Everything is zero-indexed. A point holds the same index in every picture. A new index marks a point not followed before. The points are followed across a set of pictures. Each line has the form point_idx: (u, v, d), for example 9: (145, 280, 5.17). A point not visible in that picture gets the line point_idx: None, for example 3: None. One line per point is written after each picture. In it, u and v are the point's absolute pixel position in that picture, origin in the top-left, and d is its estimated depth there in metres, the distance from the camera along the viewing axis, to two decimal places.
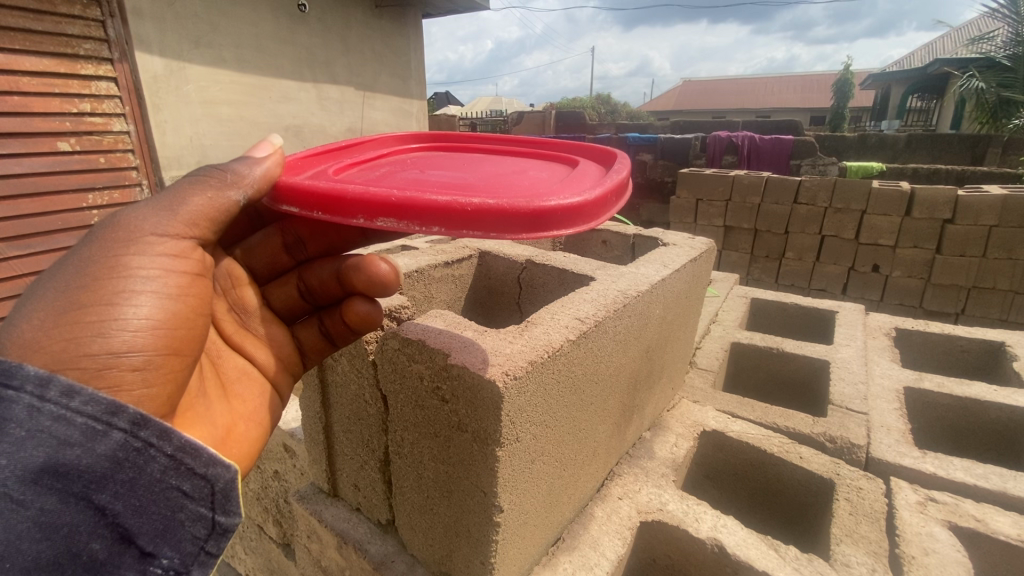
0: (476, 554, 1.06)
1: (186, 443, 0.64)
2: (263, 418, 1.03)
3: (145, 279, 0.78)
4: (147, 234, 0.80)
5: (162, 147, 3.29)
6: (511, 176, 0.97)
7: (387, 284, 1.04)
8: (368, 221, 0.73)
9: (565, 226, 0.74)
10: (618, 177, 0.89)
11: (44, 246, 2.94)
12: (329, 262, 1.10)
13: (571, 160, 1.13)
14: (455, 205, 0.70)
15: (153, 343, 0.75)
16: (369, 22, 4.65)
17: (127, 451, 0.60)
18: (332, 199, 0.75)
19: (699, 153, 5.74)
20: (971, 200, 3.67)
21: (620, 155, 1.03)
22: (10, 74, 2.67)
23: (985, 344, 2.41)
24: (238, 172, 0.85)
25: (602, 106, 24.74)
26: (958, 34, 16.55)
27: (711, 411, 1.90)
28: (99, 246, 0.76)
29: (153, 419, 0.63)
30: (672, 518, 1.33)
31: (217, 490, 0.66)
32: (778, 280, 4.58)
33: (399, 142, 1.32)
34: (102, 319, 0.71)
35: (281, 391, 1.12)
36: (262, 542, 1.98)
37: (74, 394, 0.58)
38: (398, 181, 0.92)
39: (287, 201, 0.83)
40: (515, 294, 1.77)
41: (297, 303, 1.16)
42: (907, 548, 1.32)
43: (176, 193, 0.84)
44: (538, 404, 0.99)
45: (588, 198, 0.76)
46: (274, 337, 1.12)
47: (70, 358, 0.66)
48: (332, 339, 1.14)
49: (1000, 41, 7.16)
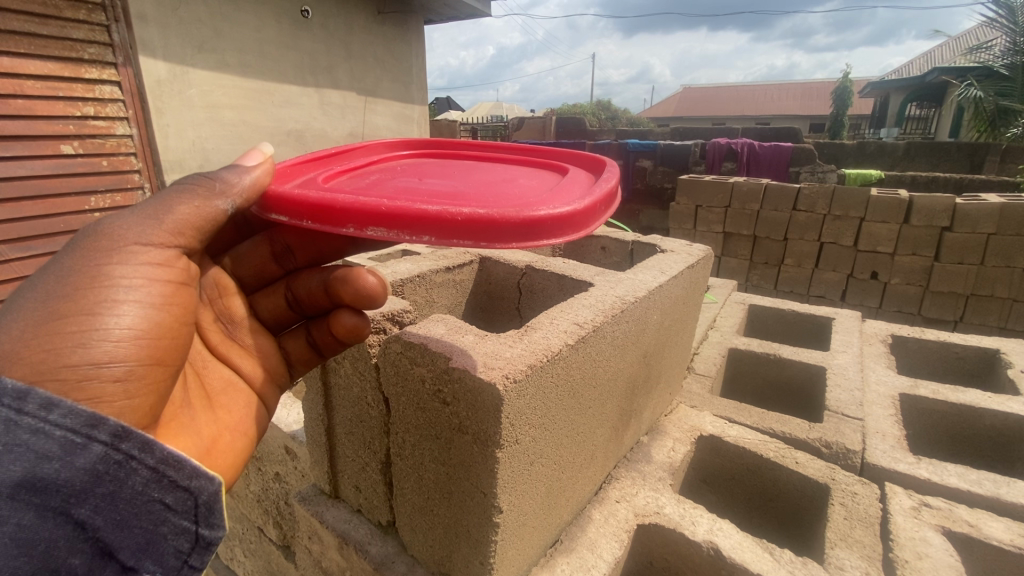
0: (474, 555, 1.08)
1: (168, 454, 0.66)
2: (248, 428, 1.05)
3: (127, 289, 0.80)
4: (132, 243, 0.82)
5: (164, 150, 3.32)
6: (501, 184, 0.99)
7: (374, 297, 1.06)
8: (358, 230, 0.75)
9: (557, 234, 0.76)
10: (607, 186, 0.91)
11: (46, 248, 2.96)
12: (316, 273, 1.12)
13: (562, 168, 1.16)
14: (445, 215, 0.72)
15: (135, 353, 0.78)
16: (372, 27, 4.71)
17: (107, 464, 0.61)
18: (323, 208, 0.77)
19: (699, 160, 5.73)
20: (969, 208, 3.70)
21: (609, 164, 1.06)
22: (15, 77, 2.69)
23: (980, 352, 2.43)
24: (226, 180, 0.87)
25: (602, 112, 24.94)
26: (958, 44, 16.66)
27: (708, 416, 1.92)
28: (81, 254, 0.78)
29: (135, 432, 0.64)
30: (669, 520, 1.35)
31: (201, 503, 0.68)
32: (777, 287, 4.62)
33: (390, 149, 1.34)
34: (82, 328, 0.73)
35: (266, 402, 1.14)
36: (263, 544, 1.99)
37: (53, 407, 0.60)
38: (388, 190, 0.95)
39: (275, 210, 0.85)
40: (515, 299, 1.80)
41: (284, 313, 1.18)
42: (900, 553, 1.34)
43: (163, 200, 0.86)
44: (537, 407, 1.01)
45: (577, 207, 0.79)
46: (261, 348, 1.15)
47: (51, 369, 0.68)
48: (320, 350, 1.17)
49: (998, 50, 7.22)
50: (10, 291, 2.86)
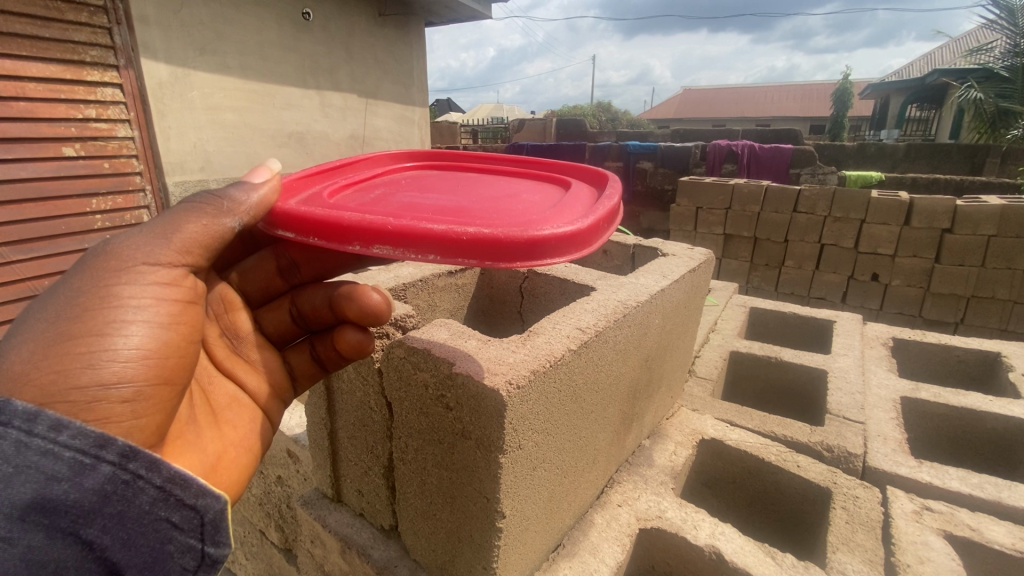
0: (477, 559, 1.08)
1: (176, 473, 0.66)
2: (253, 444, 1.06)
3: (135, 308, 0.80)
4: (140, 263, 0.82)
5: (166, 153, 3.33)
6: (504, 200, 1.00)
7: (378, 314, 1.07)
8: (364, 247, 0.76)
9: (559, 254, 0.77)
10: (610, 204, 0.92)
11: (48, 250, 2.96)
12: (320, 289, 1.13)
13: (565, 183, 1.16)
14: (450, 234, 0.73)
15: (143, 373, 0.78)
16: (373, 30, 4.72)
17: (115, 484, 0.62)
18: (329, 225, 0.78)
19: (699, 162, 5.69)
20: (970, 210, 3.71)
21: (612, 180, 1.07)
22: (17, 80, 2.70)
23: (981, 355, 2.44)
24: (234, 199, 0.88)
25: (602, 113, 24.96)
26: (957, 45, 16.67)
27: (710, 419, 1.92)
28: (89, 275, 0.78)
29: (143, 451, 0.64)
30: (671, 525, 1.35)
31: (207, 521, 0.69)
32: (778, 288, 4.62)
33: (394, 161, 1.34)
34: (91, 349, 0.73)
35: (272, 417, 1.14)
36: (265, 547, 2.00)
37: (62, 428, 0.60)
38: (392, 205, 0.95)
39: (282, 227, 0.86)
40: (517, 303, 1.83)
41: (289, 328, 1.19)
42: (902, 556, 1.34)
43: (171, 219, 0.87)
44: (540, 412, 1.01)
45: (581, 226, 0.79)
46: (266, 363, 1.15)
47: (60, 391, 0.68)
48: (324, 365, 1.18)
49: (998, 52, 7.19)
50: (10, 293, 2.86)
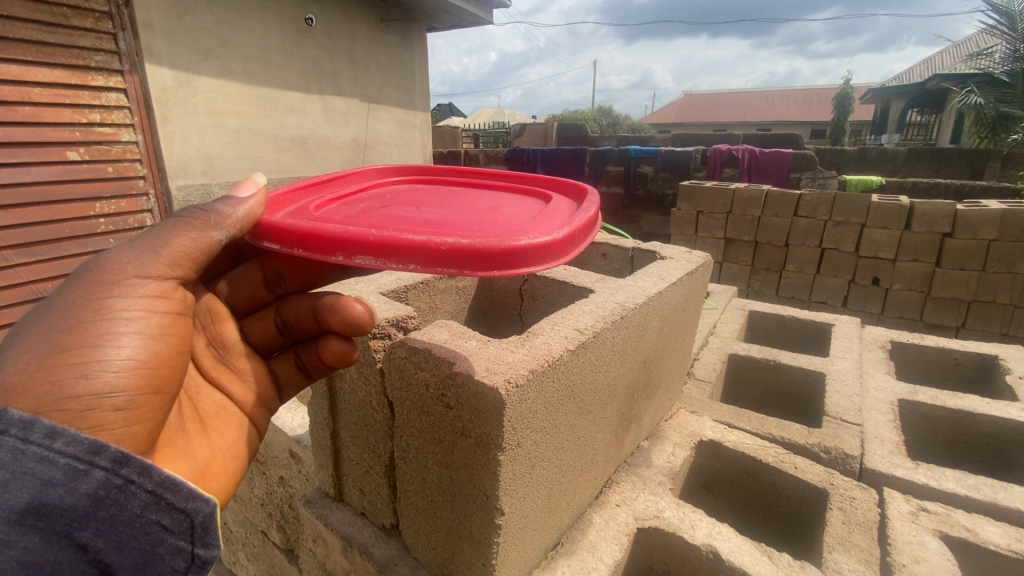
0: (477, 556, 1.10)
1: (166, 479, 0.69)
2: (240, 451, 1.08)
3: (128, 320, 0.82)
4: (131, 276, 0.85)
5: (170, 157, 3.37)
6: (486, 212, 1.02)
7: (361, 325, 1.07)
8: (347, 258, 0.78)
9: (536, 262, 0.79)
10: (587, 215, 0.94)
11: (51, 254, 2.98)
12: (306, 299, 1.14)
13: (546, 195, 1.18)
14: (430, 244, 0.75)
15: (135, 383, 0.80)
16: (375, 36, 4.78)
17: (108, 489, 0.64)
18: (314, 237, 0.81)
19: (699, 166, 5.72)
20: (970, 214, 3.72)
21: (591, 192, 1.09)
22: (23, 85, 2.74)
23: (979, 358, 2.45)
24: (221, 212, 0.90)
25: (602, 118, 25.04)
26: (958, 50, 16.67)
27: (708, 421, 1.94)
28: (82, 288, 0.80)
29: (134, 457, 0.67)
30: (668, 524, 1.37)
31: (196, 524, 0.72)
32: (778, 293, 4.63)
33: (381, 175, 1.37)
34: (85, 360, 0.75)
35: (258, 424, 1.17)
36: (267, 548, 2.02)
37: (57, 435, 0.63)
38: (377, 218, 0.98)
39: (268, 239, 0.89)
40: (517, 306, 1.86)
41: (274, 338, 1.21)
42: (897, 556, 1.35)
43: (160, 234, 0.89)
44: (538, 411, 1.03)
45: (557, 236, 0.81)
46: (252, 373, 1.18)
47: (54, 400, 0.70)
48: (309, 373, 1.20)
49: (999, 56, 7.22)
50: (15, 295, 2.88)
